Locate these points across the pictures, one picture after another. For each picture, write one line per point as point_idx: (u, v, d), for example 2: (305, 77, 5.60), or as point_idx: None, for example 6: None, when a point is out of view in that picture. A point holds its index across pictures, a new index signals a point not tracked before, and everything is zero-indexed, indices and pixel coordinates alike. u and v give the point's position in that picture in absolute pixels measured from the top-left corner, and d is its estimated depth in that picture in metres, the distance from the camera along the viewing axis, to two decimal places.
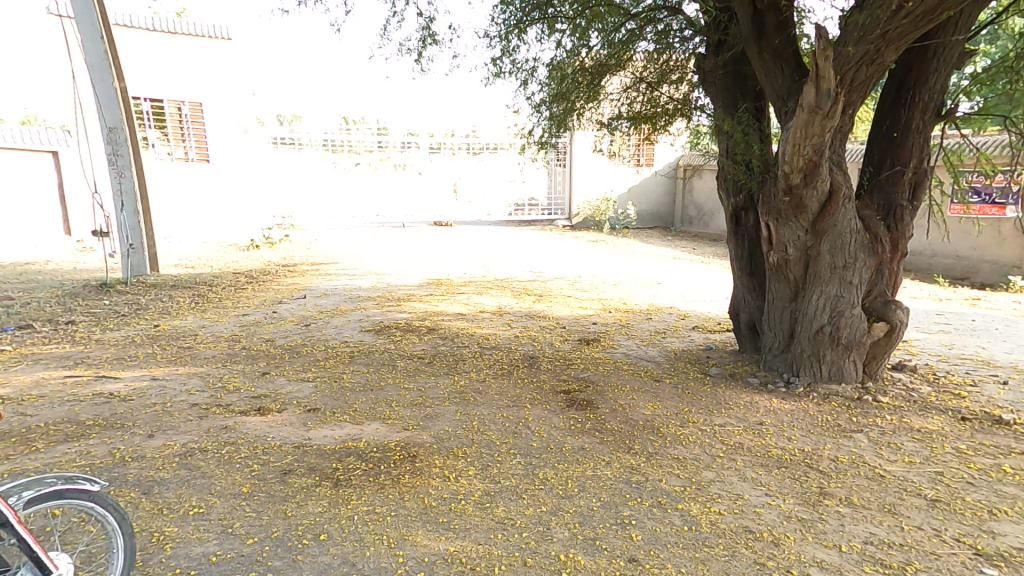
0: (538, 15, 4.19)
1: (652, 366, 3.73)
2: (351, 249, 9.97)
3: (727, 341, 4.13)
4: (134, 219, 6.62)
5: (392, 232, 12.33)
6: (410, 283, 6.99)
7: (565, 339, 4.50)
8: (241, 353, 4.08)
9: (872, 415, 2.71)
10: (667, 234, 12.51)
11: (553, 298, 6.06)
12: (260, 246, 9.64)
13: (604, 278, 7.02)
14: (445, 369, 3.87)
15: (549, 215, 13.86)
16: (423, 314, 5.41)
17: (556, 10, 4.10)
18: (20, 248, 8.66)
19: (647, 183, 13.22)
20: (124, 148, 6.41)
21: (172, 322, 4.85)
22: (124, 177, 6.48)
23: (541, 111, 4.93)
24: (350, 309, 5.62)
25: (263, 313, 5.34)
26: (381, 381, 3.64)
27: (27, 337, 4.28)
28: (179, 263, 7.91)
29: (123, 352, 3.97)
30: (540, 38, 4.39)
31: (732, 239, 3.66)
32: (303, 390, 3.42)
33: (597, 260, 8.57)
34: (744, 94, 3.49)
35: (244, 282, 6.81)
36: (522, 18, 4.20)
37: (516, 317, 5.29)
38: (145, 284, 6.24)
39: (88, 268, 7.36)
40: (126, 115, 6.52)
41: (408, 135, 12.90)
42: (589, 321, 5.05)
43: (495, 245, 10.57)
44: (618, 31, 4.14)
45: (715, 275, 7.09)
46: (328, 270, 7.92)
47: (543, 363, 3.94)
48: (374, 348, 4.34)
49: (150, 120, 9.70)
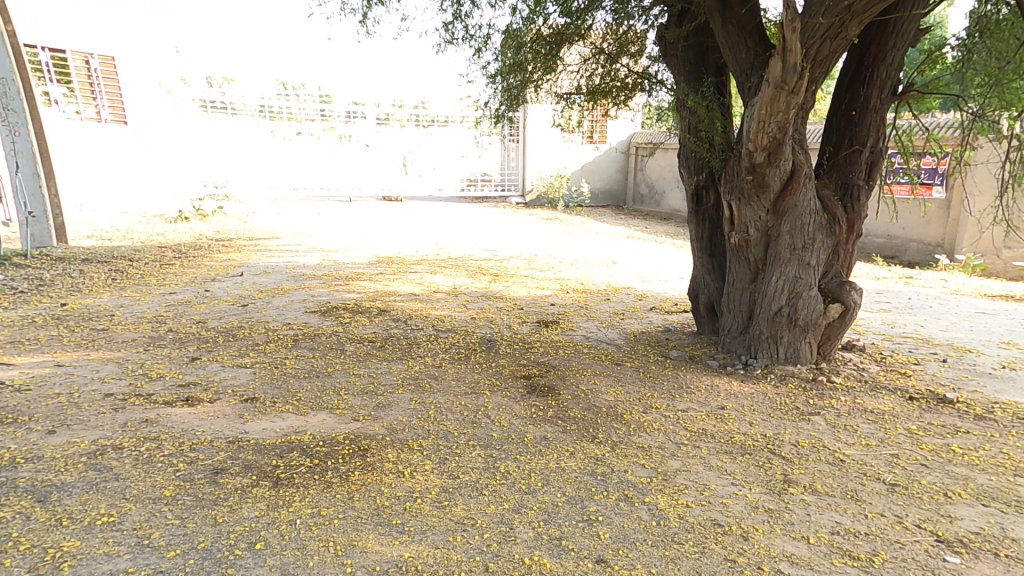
0: None
1: (613, 349, 3.67)
2: (292, 223, 9.37)
3: (685, 323, 4.12)
4: (33, 185, 5.90)
5: (338, 207, 11.75)
6: (359, 261, 6.66)
7: (523, 322, 4.42)
8: (166, 336, 3.69)
9: (827, 396, 2.74)
10: (619, 213, 12.59)
11: (509, 278, 5.91)
12: (190, 219, 8.90)
13: (560, 257, 6.94)
14: (398, 354, 3.68)
15: (503, 192, 13.59)
16: (373, 295, 5.14)
17: None
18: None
19: (600, 161, 13.21)
20: (16, 102, 5.66)
21: (84, 300, 4.36)
22: (19, 135, 5.73)
23: (497, 81, 4.68)
24: (293, 288, 5.27)
25: (194, 291, 4.90)
26: (329, 367, 3.39)
27: None
28: (92, 235, 7.14)
29: (20, 334, 3.49)
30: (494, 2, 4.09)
31: (692, 219, 3.59)
32: (240, 377, 3.13)
33: (552, 238, 8.52)
34: (706, 67, 3.35)
35: (171, 257, 6.24)
36: None
37: (472, 298, 5.12)
38: (51, 258, 5.58)
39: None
40: (16, 62, 5.70)
41: (353, 105, 12.39)
42: (547, 302, 4.96)
43: (447, 222, 10.27)
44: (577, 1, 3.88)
45: (668, 254, 7.17)
46: (269, 245, 7.43)
47: (502, 347, 3.85)
48: (320, 330, 4.07)
49: (49, 71, 8.18)
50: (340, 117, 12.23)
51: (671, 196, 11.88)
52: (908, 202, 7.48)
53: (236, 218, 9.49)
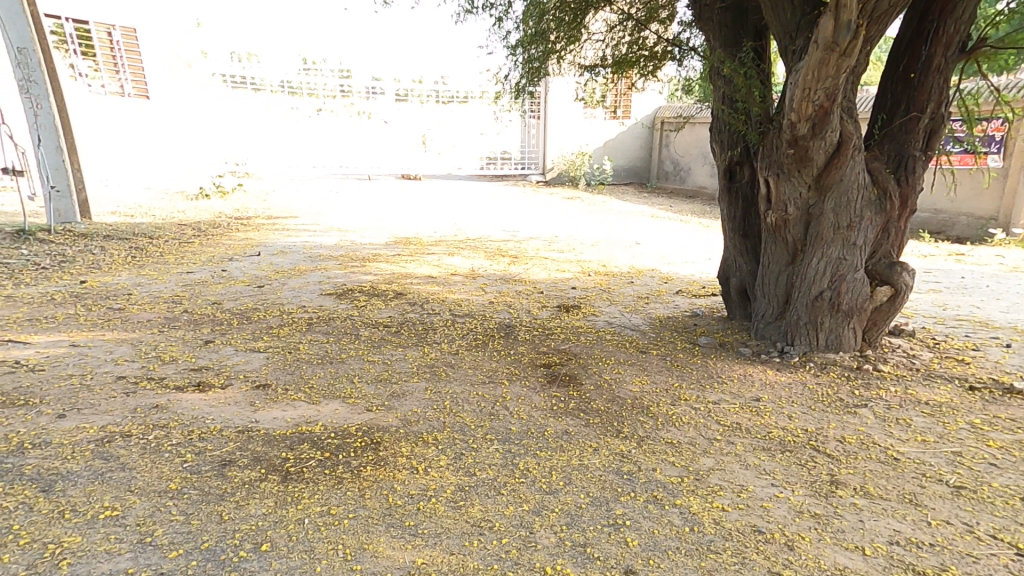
0: None
1: (638, 335, 3.50)
2: (311, 202, 9.29)
3: (714, 307, 3.90)
4: (57, 158, 5.86)
5: (356, 186, 11.65)
6: (377, 242, 6.55)
7: (543, 306, 4.28)
8: (182, 317, 3.63)
9: (875, 386, 2.52)
10: (643, 191, 12.22)
11: (529, 260, 5.74)
12: (210, 196, 8.88)
13: (580, 238, 6.74)
14: (415, 341, 3.57)
15: (523, 170, 13.31)
16: (390, 277, 5.03)
17: None
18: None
19: (623, 138, 12.79)
20: (38, 73, 5.60)
21: (102, 278, 4.32)
22: (41, 108, 5.68)
23: (518, 55, 4.42)
24: (310, 269, 5.19)
25: (211, 271, 4.84)
26: (343, 352, 3.30)
27: None
28: (114, 211, 7.15)
29: (38, 312, 3.45)
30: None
31: (724, 197, 3.35)
32: (253, 361, 3.05)
33: (572, 218, 8.29)
34: (745, 31, 3.07)
35: (190, 235, 6.21)
36: None
37: (490, 282, 4.98)
38: (73, 233, 5.57)
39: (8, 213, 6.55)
40: (35, 32, 5.63)
41: (374, 81, 12.15)
42: (568, 285, 4.80)
43: (466, 201, 10.08)
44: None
45: (693, 234, 6.90)
46: (286, 224, 7.36)
47: (521, 333, 3.71)
48: (336, 313, 3.98)
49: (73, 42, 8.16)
50: (360, 93, 12.09)
51: (697, 173, 11.48)
52: (965, 172, 6.98)
53: (255, 196, 9.43)
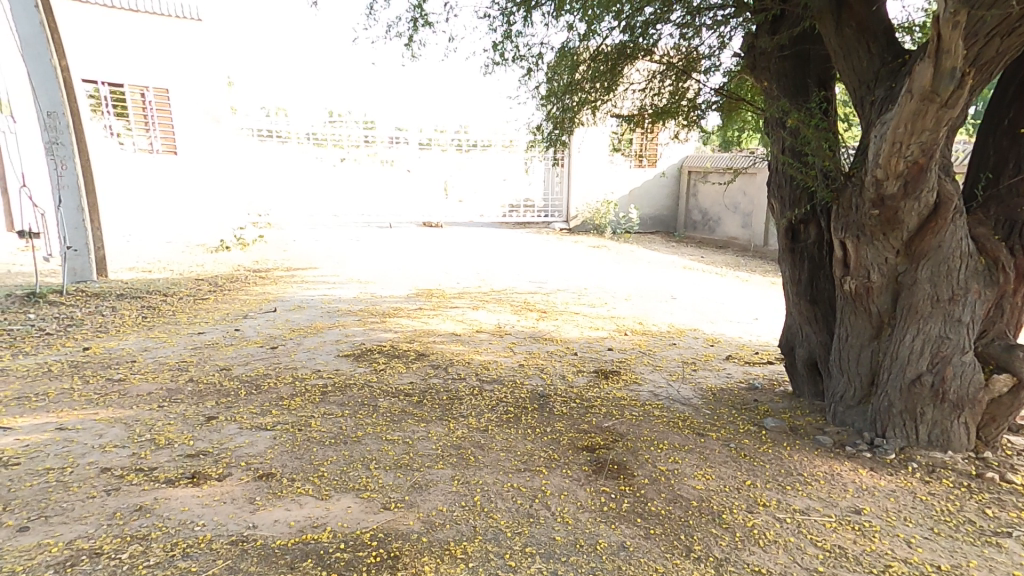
0: None
1: (691, 412, 3.09)
2: (332, 252, 9.17)
3: (775, 379, 3.47)
4: (77, 219, 5.84)
5: (378, 233, 11.62)
6: (397, 294, 6.33)
7: (578, 372, 3.92)
8: (184, 390, 3.36)
9: (1010, 504, 2.06)
10: (669, 239, 11.98)
11: (558, 315, 5.43)
12: (231, 248, 8.81)
13: (611, 290, 6.45)
14: (438, 414, 3.22)
15: (546, 218, 13.27)
16: (411, 334, 4.75)
17: None
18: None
19: (650, 186, 12.56)
20: (65, 135, 5.61)
21: (107, 343, 4.12)
22: (66, 169, 5.69)
23: (552, 108, 4.25)
24: (327, 326, 4.96)
25: (223, 332, 4.60)
26: (359, 431, 2.96)
27: None
28: (136, 266, 7.13)
29: (31, 387, 3.20)
30: (550, 20, 3.70)
31: (786, 259, 2.99)
32: (257, 442, 2.73)
33: (601, 268, 8.03)
34: (809, 81, 2.79)
35: (206, 291, 6.04)
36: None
37: (519, 340, 4.67)
38: (86, 293, 5.44)
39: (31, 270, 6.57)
40: (66, 95, 5.69)
41: (397, 131, 12.25)
42: (604, 346, 4.47)
43: (489, 250, 9.90)
44: (640, 13, 3.39)
45: (731, 288, 6.52)
46: (306, 276, 7.21)
47: (557, 405, 3.34)
48: (351, 381, 3.67)
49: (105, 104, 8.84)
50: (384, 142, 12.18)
51: (727, 222, 11.13)
52: None
53: (276, 247, 9.37)
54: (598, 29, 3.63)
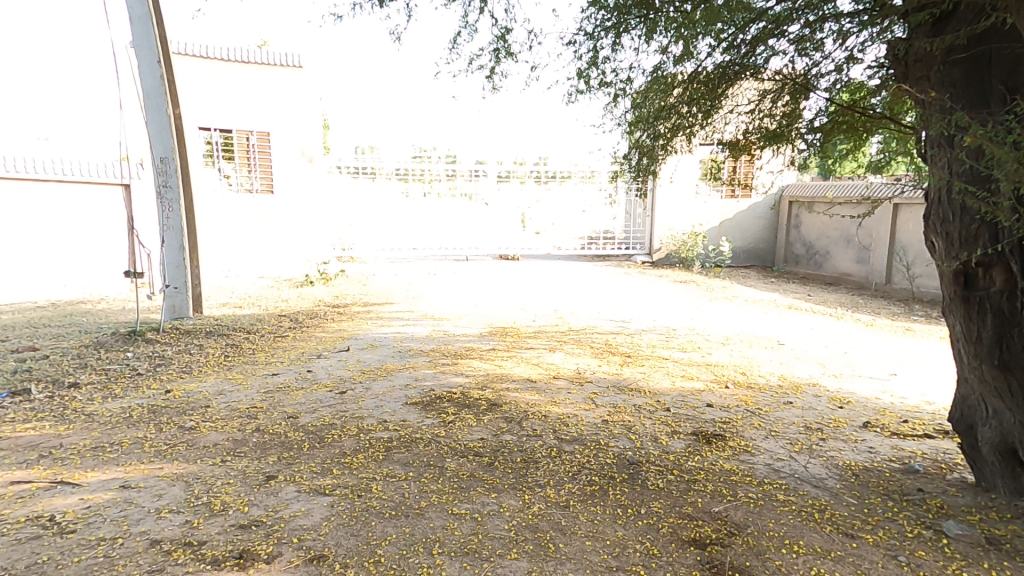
0: (639, 14, 3.30)
1: (832, 501, 2.46)
2: (409, 287, 9.21)
3: (940, 465, 2.76)
4: (178, 258, 6.08)
5: (454, 267, 11.65)
6: (471, 331, 6.12)
7: (673, 433, 3.37)
8: (250, 441, 3.22)
9: None
10: (765, 274, 11.03)
11: (645, 360, 4.95)
12: (314, 283, 9.08)
13: (706, 334, 5.89)
14: (513, 479, 2.83)
15: (628, 249, 12.85)
16: (484, 378, 4.44)
17: (658, 10, 3.22)
18: (55, 283, 8.38)
19: (743, 218, 11.75)
20: (174, 179, 5.95)
21: (188, 385, 4.16)
22: (172, 211, 5.96)
23: (646, 138, 3.89)
24: (397, 369, 4.84)
25: (296, 375, 4.55)
26: (424, 500, 2.63)
27: (11, 410, 3.60)
28: (226, 301, 7.50)
29: (109, 436, 3.17)
30: (643, 45, 3.38)
31: (959, 313, 2.36)
32: (313, 512, 2.48)
33: (691, 308, 7.42)
34: (994, 90, 2.16)
35: (287, 328, 6.13)
36: (620, 18, 3.34)
37: (602, 390, 4.20)
38: (179, 330, 5.64)
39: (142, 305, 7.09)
40: (178, 143, 6.08)
41: (477, 164, 12.42)
42: (701, 401, 3.90)
43: (567, 284, 9.52)
44: (744, 31, 3.09)
45: (853, 335, 5.68)
46: (383, 312, 7.21)
47: (649, 474, 2.83)
48: (418, 436, 3.40)
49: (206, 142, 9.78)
50: (465, 175, 12.28)
51: (837, 256, 10.08)
52: None
53: (356, 281, 9.56)
54: (695, 49, 3.22)
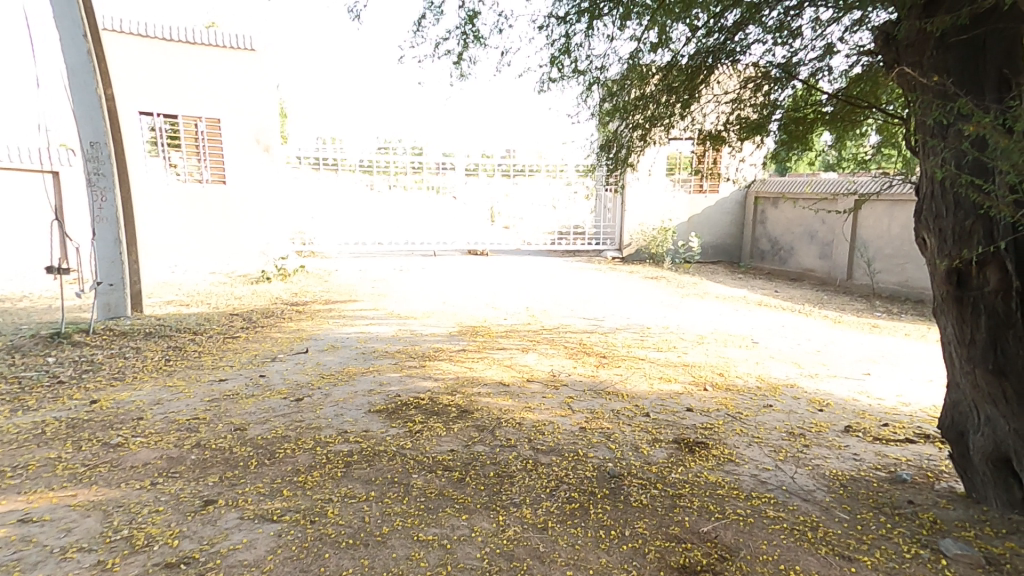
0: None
1: (824, 517, 2.30)
2: (373, 283, 8.84)
3: (931, 473, 2.65)
4: (113, 252, 5.58)
5: (420, 262, 11.29)
6: (439, 331, 5.85)
7: (654, 440, 3.18)
8: (187, 461, 2.90)
9: None
10: (734, 270, 11.11)
11: (621, 361, 4.80)
12: (271, 278, 8.58)
13: (681, 332, 5.79)
14: (487, 497, 2.59)
15: (597, 245, 12.73)
16: (453, 384, 4.22)
17: None
18: None
19: (711, 213, 11.74)
20: (107, 166, 5.44)
21: (119, 394, 3.78)
22: (105, 201, 5.46)
23: (624, 128, 3.68)
24: (359, 372, 4.55)
25: (246, 380, 4.21)
26: (387, 525, 2.37)
27: None
28: (171, 298, 6.97)
29: (13, 458, 2.87)
30: (614, 34, 3.19)
31: (952, 315, 2.23)
32: (258, 543, 2.23)
33: (663, 305, 7.32)
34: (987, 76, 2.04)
35: (238, 328, 5.72)
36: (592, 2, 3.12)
37: (579, 394, 4.03)
38: (113, 331, 5.17)
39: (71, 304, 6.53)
40: (111, 126, 5.56)
41: (444, 157, 12.08)
42: (681, 405, 3.74)
43: (537, 281, 9.33)
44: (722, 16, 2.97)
45: (825, 332, 5.65)
46: (346, 310, 6.86)
47: (631, 488, 2.64)
48: (377, 450, 3.12)
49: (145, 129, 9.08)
50: (432, 169, 11.92)
51: (801, 252, 10.17)
52: None
53: (317, 277, 9.09)
54: (671, 35, 3.09)
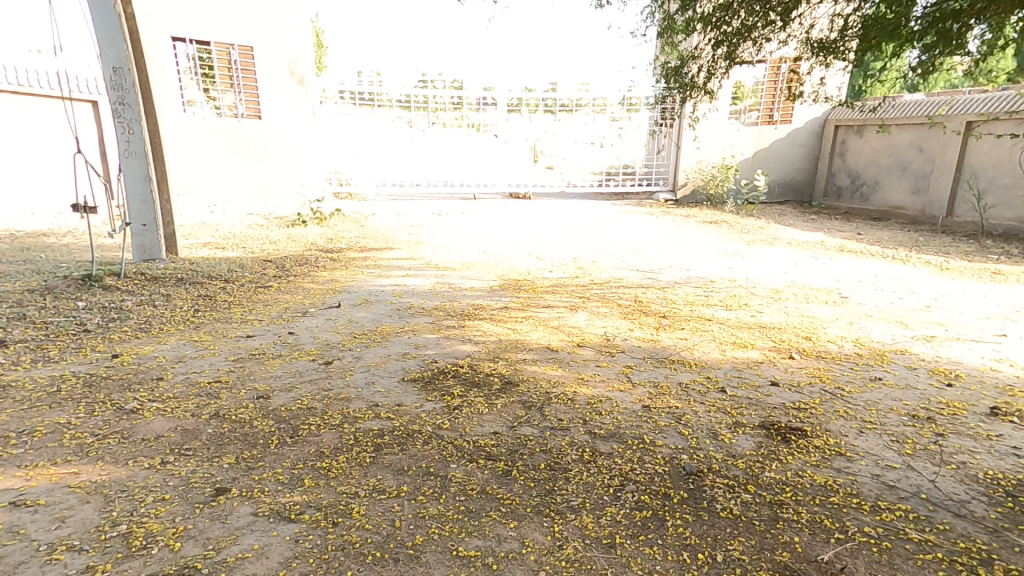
0: None
1: (994, 545, 1.75)
2: (412, 228, 8.42)
3: None
4: (144, 190, 5.20)
5: (459, 206, 10.75)
6: (479, 285, 5.39)
7: (736, 424, 2.66)
8: (203, 434, 2.59)
9: None
10: (802, 211, 10.05)
11: (686, 323, 4.25)
12: (307, 222, 8.26)
13: (753, 286, 5.14)
14: (538, 499, 2.17)
15: (648, 186, 11.77)
16: (496, 349, 3.84)
17: None
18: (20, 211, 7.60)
19: (780, 146, 10.53)
20: (132, 95, 4.96)
21: (141, 348, 3.52)
22: (132, 133, 5.01)
23: (703, 46, 3.26)
24: (394, 332, 4.17)
25: (274, 337, 3.89)
26: (420, 533, 1.99)
27: None
28: (206, 241, 6.70)
29: (21, 422, 2.62)
30: None
31: None
32: (271, 551, 1.89)
33: (727, 254, 6.59)
34: None
35: (272, 276, 5.42)
36: None
37: (639, 364, 3.53)
38: (144, 276, 4.93)
39: (105, 244, 6.34)
40: (135, 50, 5.07)
41: (486, 91, 11.09)
42: (763, 377, 3.18)
43: (584, 226, 8.67)
44: None
45: (929, 283, 4.83)
46: (383, 259, 6.48)
47: (717, 489, 2.15)
48: (406, 432, 2.73)
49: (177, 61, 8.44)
50: (472, 104, 11.06)
51: (888, 187, 9.04)
52: None
53: (353, 222, 8.73)
54: None
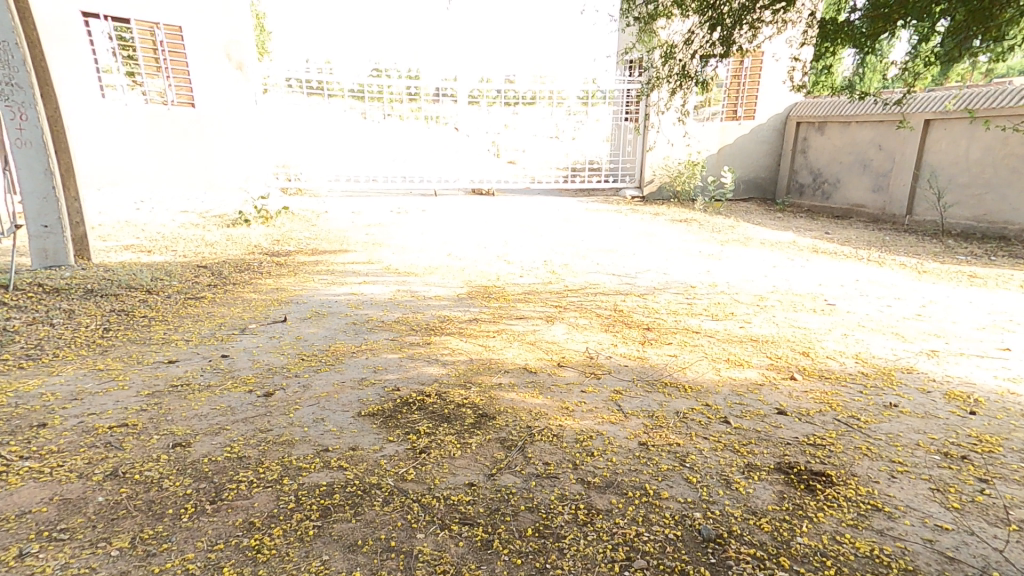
0: None
1: None
2: (367, 227, 7.82)
3: None
4: (44, 185, 4.46)
5: (419, 203, 10.18)
6: (445, 293, 4.91)
7: (750, 467, 2.30)
8: (89, 506, 1.98)
9: None
10: (769, 209, 9.99)
11: (672, 336, 3.91)
12: (251, 221, 7.51)
13: (734, 292, 4.86)
14: None
15: (614, 183, 11.50)
16: (467, 371, 3.38)
17: None
18: None
19: (745, 142, 10.42)
20: (22, 75, 4.21)
21: (25, 383, 2.85)
22: (26, 119, 4.26)
23: (697, 31, 3.15)
24: (349, 353, 3.64)
25: (202, 362, 3.29)
26: None
27: None
28: (129, 243, 5.94)
29: None
30: None
31: None
32: None
33: (702, 255, 6.32)
34: None
35: (205, 286, 4.76)
36: None
37: (629, 388, 3.15)
38: (42, 288, 4.19)
39: None
40: (25, 21, 4.28)
41: (443, 82, 10.55)
42: (767, 404, 2.85)
43: (551, 225, 8.29)
44: None
45: (914, 288, 4.65)
46: (335, 263, 5.89)
47: (747, 566, 1.76)
48: (360, 488, 2.23)
49: (89, 43, 7.54)
50: (429, 96, 10.45)
51: (850, 184, 9.04)
52: None
53: (303, 220, 8.03)
54: None
